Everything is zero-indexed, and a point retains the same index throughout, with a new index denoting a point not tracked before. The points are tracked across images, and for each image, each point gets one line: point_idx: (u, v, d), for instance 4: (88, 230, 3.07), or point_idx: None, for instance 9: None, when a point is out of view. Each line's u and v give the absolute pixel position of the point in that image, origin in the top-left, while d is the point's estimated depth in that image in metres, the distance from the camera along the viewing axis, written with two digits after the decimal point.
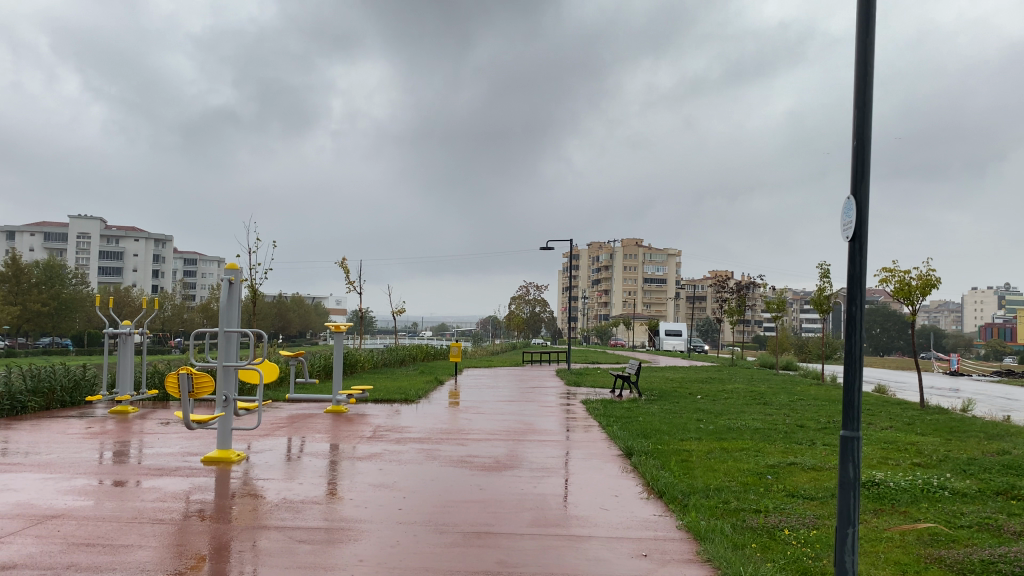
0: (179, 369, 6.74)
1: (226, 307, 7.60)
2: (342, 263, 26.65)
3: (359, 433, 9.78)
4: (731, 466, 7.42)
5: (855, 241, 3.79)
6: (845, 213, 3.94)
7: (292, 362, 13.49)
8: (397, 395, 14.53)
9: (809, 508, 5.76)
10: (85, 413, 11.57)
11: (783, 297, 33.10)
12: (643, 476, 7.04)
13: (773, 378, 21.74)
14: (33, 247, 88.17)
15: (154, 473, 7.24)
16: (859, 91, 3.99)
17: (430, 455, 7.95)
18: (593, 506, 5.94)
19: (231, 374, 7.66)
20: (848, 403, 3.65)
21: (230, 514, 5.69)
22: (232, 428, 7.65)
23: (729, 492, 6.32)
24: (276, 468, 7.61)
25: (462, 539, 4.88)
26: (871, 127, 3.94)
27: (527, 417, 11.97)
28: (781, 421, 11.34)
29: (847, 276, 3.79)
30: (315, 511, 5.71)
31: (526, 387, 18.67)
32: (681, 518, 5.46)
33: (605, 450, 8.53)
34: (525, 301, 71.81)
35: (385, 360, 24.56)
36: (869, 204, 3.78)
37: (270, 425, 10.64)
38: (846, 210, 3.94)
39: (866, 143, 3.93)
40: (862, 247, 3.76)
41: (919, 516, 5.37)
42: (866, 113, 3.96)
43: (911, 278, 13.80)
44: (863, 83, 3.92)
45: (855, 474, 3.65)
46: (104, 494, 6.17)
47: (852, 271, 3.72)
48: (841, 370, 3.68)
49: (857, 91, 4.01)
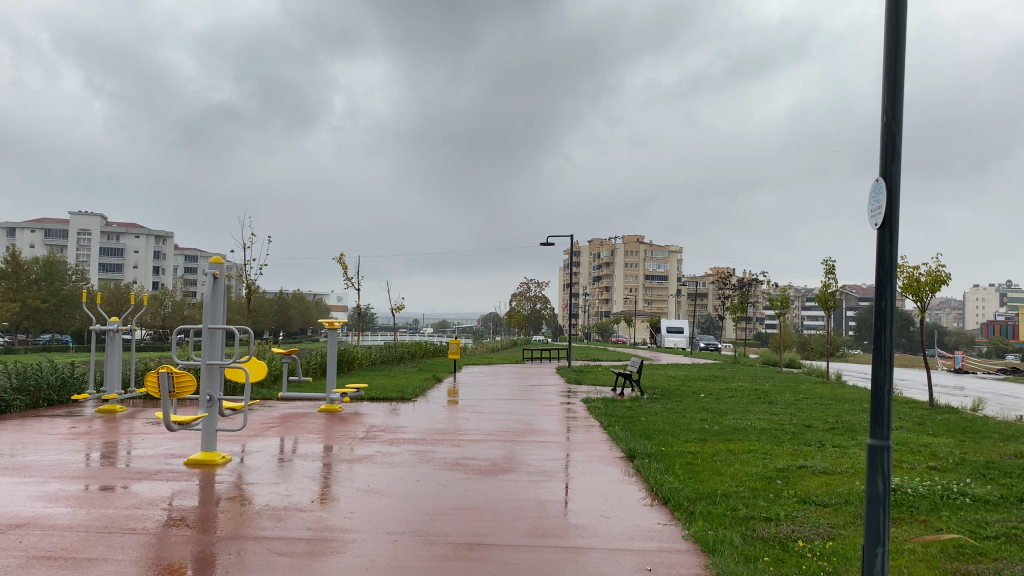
0: (159, 368, 6.42)
1: (210, 303, 7.26)
2: (341, 260, 26.28)
3: (352, 433, 9.44)
4: (738, 470, 7.10)
5: (884, 228, 3.52)
6: (874, 199, 3.67)
7: (286, 360, 13.15)
8: (393, 394, 14.23)
9: (822, 516, 5.45)
10: (72, 412, 11.26)
11: (786, 294, 32.69)
12: (646, 481, 6.72)
13: (777, 376, 21.39)
14: (33, 244, 87.90)
15: (136, 477, 6.91)
16: (889, 63, 3.68)
17: (424, 458, 7.62)
18: (594, 515, 5.62)
19: (216, 372, 7.34)
20: (878, 409, 3.39)
21: (210, 523, 5.37)
22: (217, 429, 7.33)
23: (737, 499, 6.00)
24: (263, 472, 7.28)
25: (453, 551, 4.56)
26: (902, 104, 3.64)
27: (526, 416, 11.62)
28: (788, 421, 11.00)
29: (875, 266, 3.53)
30: (299, 519, 5.40)
31: (526, 386, 18.30)
32: (688, 527, 5.14)
33: (606, 452, 8.21)
34: (525, 297, 71.58)
35: (383, 357, 24.21)
36: (898, 187, 3.52)
37: (261, 425, 10.31)
38: (875, 195, 3.66)
39: (897, 121, 3.63)
40: (892, 235, 3.50)
41: (941, 526, 5.06)
42: (898, 87, 3.65)
43: (920, 274, 13.42)
44: (894, 54, 3.62)
45: (884, 487, 3.40)
46: (78, 501, 5.85)
47: (881, 261, 3.45)
48: (870, 372, 3.42)
49: (886, 64, 3.69)
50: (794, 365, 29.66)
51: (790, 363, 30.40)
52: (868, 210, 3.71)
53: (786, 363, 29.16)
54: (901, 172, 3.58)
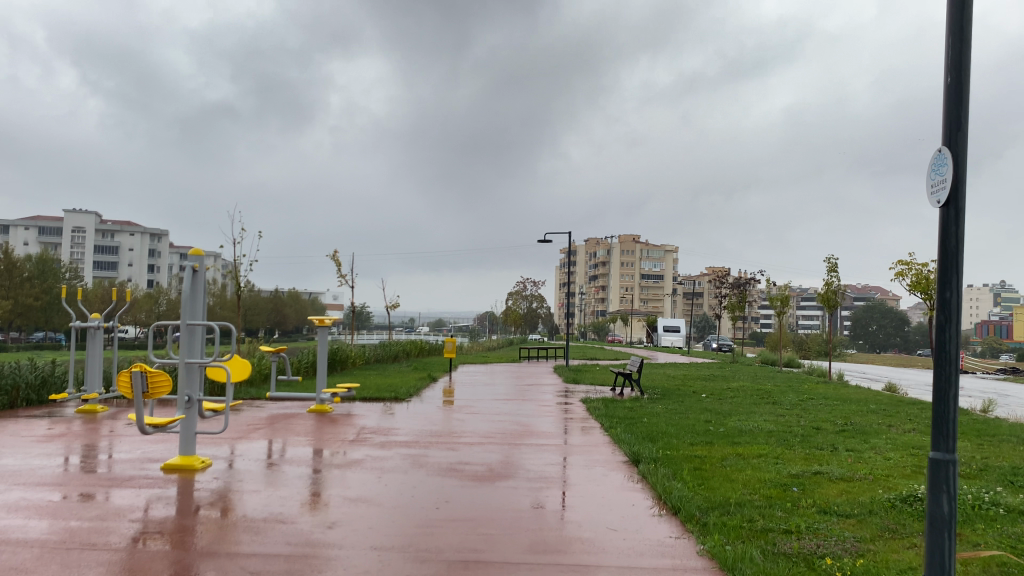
0: (132, 367, 5.98)
1: (190, 298, 6.85)
2: (334, 257, 25.81)
3: (342, 436, 9.00)
4: (751, 476, 6.69)
5: (949, 207, 3.47)
6: (936, 174, 3.58)
7: (275, 358, 12.71)
8: (387, 393, 13.80)
9: (847, 529, 5.04)
10: (52, 412, 10.79)
11: (786, 292, 32.10)
12: (653, 488, 6.31)
13: (778, 376, 21.01)
14: (27, 242, 87.21)
15: (109, 484, 6.46)
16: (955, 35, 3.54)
17: (417, 463, 7.19)
18: (601, 525, 5.21)
19: (195, 372, 6.90)
20: (942, 425, 3.37)
21: (184, 536, 4.95)
22: (196, 432, 6.88)
23: (752, 508, 5.59)
24: (245, 478, 6.84)
25: (447, 571, 4.14)
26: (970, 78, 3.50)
27: (524, 418, 11.19)
28: (795, 423, 10.61)
29: (938, 252, 3.50)
30: (280, 532, 4.97)
31: (523, 385, 17.85)
32: (702, 541, 4.74)
33: (609, 456, 7.78)
34: (522, 297, 71.31)
35: (377, 356, 23.79)
36: (965, 165, 3.44)
37: (247, 426, 9.87)
38: (938, 169, 3.57)
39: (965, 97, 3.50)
40: (957, 215, 3.44)
41: (979, 540, 4.65)
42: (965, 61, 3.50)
43: (929, 271, 13.05)
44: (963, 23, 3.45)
45: (949, 509, 3.39)
46: (43, 511, 5.42)
47: (947, 246, 3.41)
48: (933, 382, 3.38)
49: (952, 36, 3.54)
50: (792, 365, 29.29)
51: (788, 362, 30.02)
52: (931, 185, 3.60)
53: (785, 364, 28.74)
54: (968, 143, 3.48)
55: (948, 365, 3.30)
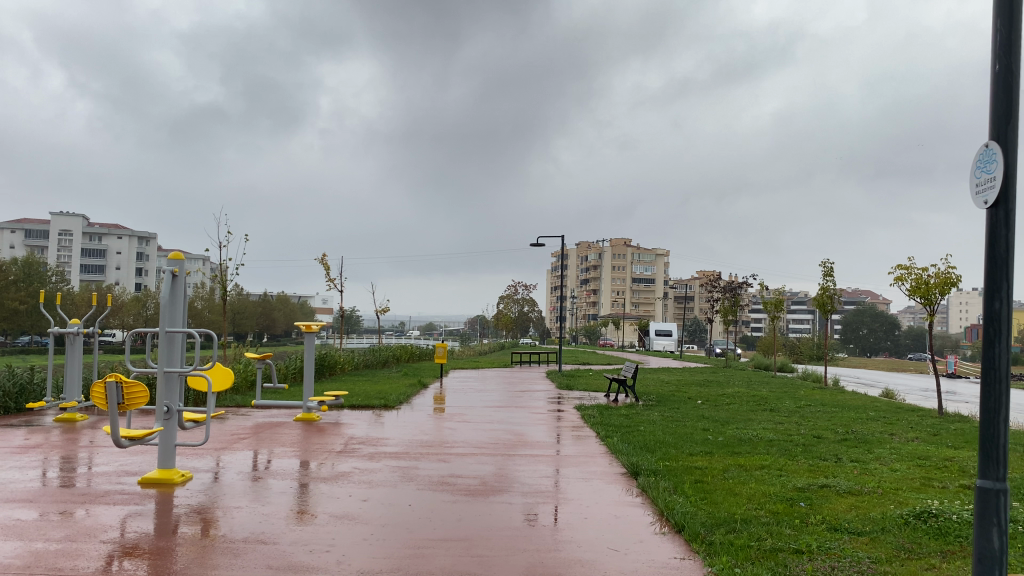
0: (107, 377, 5.64)
1: (169, 305, 6.53)
2: (323, 260, 25.43)
3: (329, 446, 8.68)
4: (754, 489, 6.44)
5: (998, 208, 3.51)
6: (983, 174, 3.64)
7: (260, 364, 12.35)
8: (376, 400, 13.48)
9: (861, 549, 4.78)
10: (28, 422, 10.39)
11: (779, 297, 31.78)
12: (654, 503, 6.03)
13: (772, 381, 20.80)
14: (14, 245, 86.15)
15: (83, 500, 6.13)
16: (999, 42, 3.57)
17: (407, 476, 6.89)
18: (601, 544, 4.95)
19: (175, 381, 6.59)
20: (990, 453, 3.40)
21: (160, 558, 4.65)
22: (175, 444, 6.56)
23: (759, 525, 5.34)
24: (227, 492, 6.51)
25: None
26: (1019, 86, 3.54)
27: (517, 426, 10.90)
28: (795, 431, 10.36)
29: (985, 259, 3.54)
30: (263, 554, 4.67)
31: (515, 391, 17.55)
32: (710, 563, 4.47)
33: (606, 468, 7.50)
34: (513, 300, 71.00)
35: (366, 361, 23.40)
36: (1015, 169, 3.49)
37: (230, 436, 9.53)
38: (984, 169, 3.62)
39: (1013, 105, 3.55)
40: (1007, 217, 3.48)
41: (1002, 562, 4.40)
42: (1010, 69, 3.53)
43: (928, 275, 12.86)
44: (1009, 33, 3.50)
45: (1000, 543, 3.42)
46: (11, 532, 5.10)
47: (994, 252, 3.47)
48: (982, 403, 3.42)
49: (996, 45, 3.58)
50: (784, 369, 29.09)
51: (781, 366, 29.82)
52: (975, 185, 3.67)
53: (777, 368, 28.54)
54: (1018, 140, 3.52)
55: (998, 384, 3.33)
